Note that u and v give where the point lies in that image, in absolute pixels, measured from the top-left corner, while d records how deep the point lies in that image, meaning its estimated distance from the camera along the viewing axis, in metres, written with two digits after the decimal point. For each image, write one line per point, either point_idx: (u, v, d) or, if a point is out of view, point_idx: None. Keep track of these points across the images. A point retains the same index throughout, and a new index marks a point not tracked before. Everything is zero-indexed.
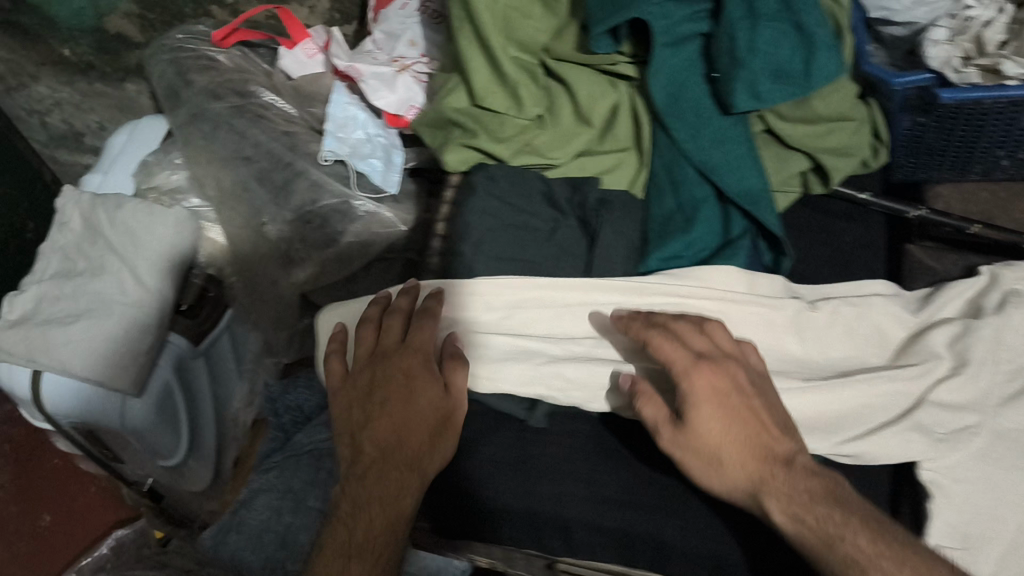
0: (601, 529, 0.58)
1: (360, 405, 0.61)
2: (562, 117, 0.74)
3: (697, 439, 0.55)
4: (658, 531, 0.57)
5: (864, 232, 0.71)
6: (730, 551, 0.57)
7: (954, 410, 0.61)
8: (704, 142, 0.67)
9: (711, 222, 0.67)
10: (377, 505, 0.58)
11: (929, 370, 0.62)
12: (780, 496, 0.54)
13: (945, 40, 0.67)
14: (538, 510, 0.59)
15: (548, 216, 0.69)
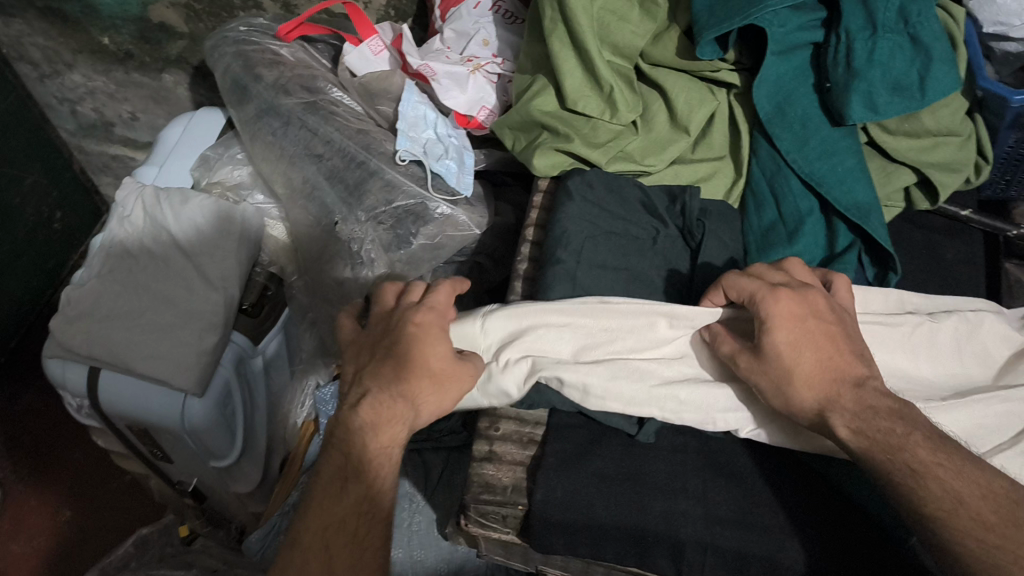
0: (715, 550, 0.54)
1: (366, 349, 0.60)
2: (657, 124, 0.73)
3: (771, 359, 0.53)
4: (776, 552, 0.54)
5: (966, 249, 0.69)
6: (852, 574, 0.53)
7: None
8: (811, 153, 0.66)
9: (814, 234, 0.66)
10: (370, 433, 0.56)
11: None
12: (847, 415, 0.51)
13: None
14: (648, 527, 0.55)
15: (647, 224, 0.68)
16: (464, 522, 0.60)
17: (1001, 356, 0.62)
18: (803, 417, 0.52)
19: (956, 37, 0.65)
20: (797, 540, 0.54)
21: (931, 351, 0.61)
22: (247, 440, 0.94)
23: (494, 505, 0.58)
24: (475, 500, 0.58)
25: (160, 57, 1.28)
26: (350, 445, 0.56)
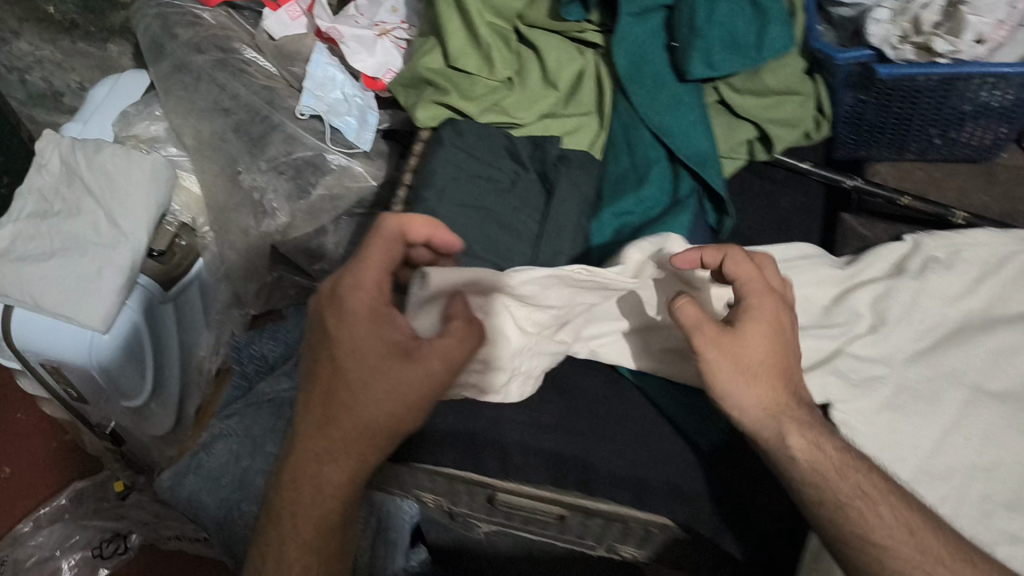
0: (535, 451, 0.61)
1: (324, 372, 0.58)
2: (530, 80, 0.78)
3: (745, 353, 0.57)
4: (587, 455, 0.61)
5: (801, 198, 0.77)
6: (652, 477, 0.60)
7: (867, 362, 0.66)
8: (658, 105, 0.72)
9: (661, 180, 0.72)
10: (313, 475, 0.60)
11: (848, 328, 0.67)
12: (803, 431, 0.57)
13: (887, 19, 0.68)
14: (475, 431, 0.62)
15: (509, 170, 0.73)
16: None
17: (814, 296, 0.70)
18: (757, 412, 0.57)
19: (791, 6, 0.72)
20: (638, 444, 0.61)
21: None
22: (158, 382, 0.99)
23: None
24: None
25: (104, 27, 1.32)
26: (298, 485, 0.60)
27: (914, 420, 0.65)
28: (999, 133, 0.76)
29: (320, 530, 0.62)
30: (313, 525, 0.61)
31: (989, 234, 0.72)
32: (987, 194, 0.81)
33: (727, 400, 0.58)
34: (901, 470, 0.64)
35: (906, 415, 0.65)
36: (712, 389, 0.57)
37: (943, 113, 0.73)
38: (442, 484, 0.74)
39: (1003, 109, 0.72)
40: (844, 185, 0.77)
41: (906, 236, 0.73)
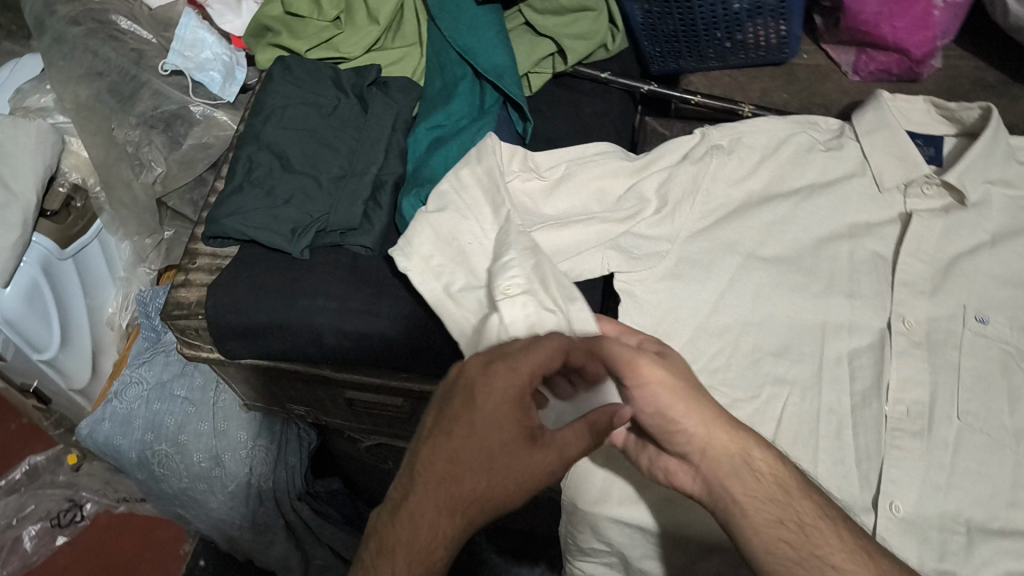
0: (344, 333, 0.69)
1: (464, 442, 0.53)
2: (355, 18, 0.86)
3: (677, 375, 0.60)
4: (388, 332, 0.69)
5: (602, 105, 0.85)
6: (447, 349, 0.70)
7: (649, 240, 0.73)
8: (462, 29, 0.80)
9: (467, 94, 0.79)
10: (417, 540, 0.53)
11: (635, 212, 0.74)
12: (765, 446, 0.58)
13: None
14: (291, 321, 0.70)
15: (332, 96, 0.80)
16: (178, 345, 0.78)
17: (608, 188, 0.75)
18: (722, 434, 0.58)
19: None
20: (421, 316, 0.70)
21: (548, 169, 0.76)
22: (66, 336, 1.05)
23: (183, 317, 0.73)
24: (169, 314, 0.74)
25: None
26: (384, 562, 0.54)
27: (689, 287, 0.73)
28: (781, 32, 0.84)
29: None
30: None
31: (770, 121, 0.79)
32: (786, 92, 0.89)
33: (676, 420, 0.58)
34: (680, 332, 0.71)
35: (683, 282, 0.73)
36: (664, 410, 0.58)
37: (719, 16, 0.81)
38: (303, 388, 0.84)
39: (771, 5, 0.80)
40: (642, 90, 0.86)
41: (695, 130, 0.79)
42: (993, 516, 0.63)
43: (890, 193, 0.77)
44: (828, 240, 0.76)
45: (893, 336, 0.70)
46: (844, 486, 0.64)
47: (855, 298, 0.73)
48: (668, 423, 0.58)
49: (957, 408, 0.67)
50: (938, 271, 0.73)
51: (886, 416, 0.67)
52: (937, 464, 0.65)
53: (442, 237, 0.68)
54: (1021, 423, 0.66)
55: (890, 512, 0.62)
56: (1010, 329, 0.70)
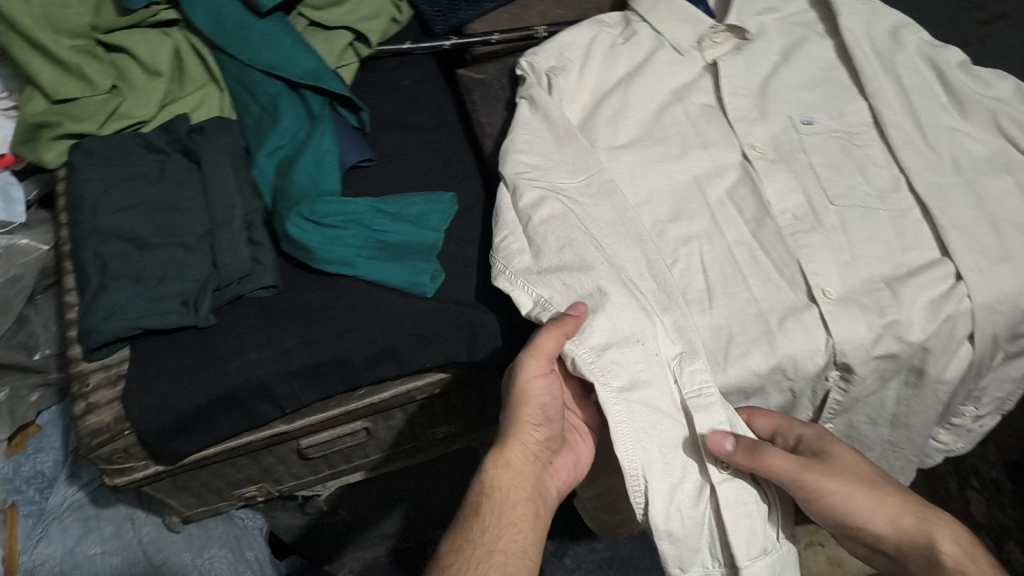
0: (291, 373, 0.66)
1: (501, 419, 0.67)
2: (133, 80, 0.80)
3: (850, 470, 0.63)
4: (334, 350, 0.67)
5: (418, 72, 0.88)
6: (397, 340, 0.68)
7: (543, 166, 0.76)
8: (256, 46, 0.78)
9: (292, 105, 0.79)
10: (489, 497, 0.63)
11: (533, 146, 0.77)
12: (950, 538, 0.62)
13: None
14: (233, 387, 0.65)
15: (153, 160, 0.76)
16: (109, 479, 0.70)
17: (518, 139, 0.78)
18: (905, 518, 0.63)
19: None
20: (374, 320, 0.68)
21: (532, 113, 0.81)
22: None
23: (106, 443, 0.66)
24: (87, 448, 0.66)
25: None
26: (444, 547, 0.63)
27: (595, 199, 0.74)
28: None
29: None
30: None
31: (572, 36, 0.86)
32: (559, 7, 0.96)
33: (864, 519, 0.63)
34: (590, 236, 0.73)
35: (589, 197, 0.74)
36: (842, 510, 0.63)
37: None
38: (251, 465, 0.79)
39: None
40: (445, 47, 0.89)
41: (522, 66, 0.85)
42: (898, 265, 0.72)
43: (690, 54, 0.86)
44: (664, 109, 0.83)
45: (753, 163, 0.79)
46: (781, 296, 0.71)
47: (710, 147, 0.81)
48: (852, 518, 0.63)
49: (829, 197, 0.77)
50: (758, 97, 0.83)
51: (781, 228, 0.75)
52: (839, 244, 0.73)
53: (619, 346, 0.64)
54: (878, 186, 0.77)
55: (825, 296, 0.70)
56: (832, 120, 0.82)
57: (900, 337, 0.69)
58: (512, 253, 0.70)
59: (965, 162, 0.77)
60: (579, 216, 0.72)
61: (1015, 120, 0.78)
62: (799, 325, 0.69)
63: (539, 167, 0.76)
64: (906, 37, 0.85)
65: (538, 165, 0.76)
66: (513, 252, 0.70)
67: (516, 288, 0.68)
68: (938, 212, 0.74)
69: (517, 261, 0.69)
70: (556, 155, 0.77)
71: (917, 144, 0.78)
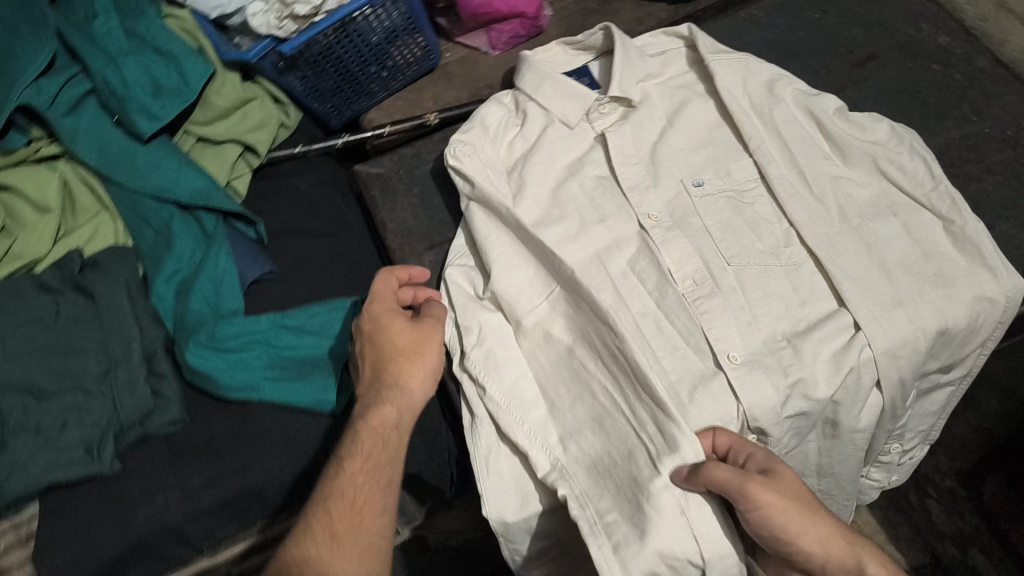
0: (203, 512, 0.65)
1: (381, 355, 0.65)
2: (24, 217, 0.79)
3: (795, 490, 0.60)
4: (245, 482, 0.66)
5: (313, 175, 0.87)
6: (309, 464, 0.67)
7: (517, 275, 0.75)
8: (142, 172, 0.78)
9: (185, 227, 0.79)
10: (395, 434, 0.61)
11: (507, 254, 0.76)
12: (876, 559, 0.61)
13: (261, 7, 0.78)
14: (144, 535, 0.64)
15: (47, 301, 0.74)
16: None
17: (493, 247, 0.76)
18: (836, 545, 0.60)
19: (181, 36, 0.82)
20: (283, 446, 0.68)
21: (484, 213, 0.79)
22: None
23: None
24: None
25: None
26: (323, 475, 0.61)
27: (564, 300, 0.73)
28: (420, 43, 0.92)
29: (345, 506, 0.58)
30: (317, 517, 0.58)
31: (472, 128, 0.86)
32: (452, 89, 0.99)
33: (799, 540, 0.60)
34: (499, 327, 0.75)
35: (563, 296, 0.73)
36: (789, 533, 0.59)
37: (365, 53, 0.88)
38: None
39: (400, 26, 0.88)
40: (338, 145, 0.90)
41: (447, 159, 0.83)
42: (797, 321, 0.74)
43: (580, 127, 0.88)
44: (560, 185, 0.85)
45: (649, 232, 0.80)
46: (689, 366, 0.72)
47: (607, 220, 0.82)
48: (789, 538, 0.59)
49: (725, 258, 0.78)
50: (649, 165, 0.85)
51: (682, 295, 0.76)
52: (739, 306, 0.75)
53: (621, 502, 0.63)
54: (771, 242, 0.79)
55: (730, 362, 0.71)
56: (721, 179, 0.84)
57: (808, 395, 0.70)
58: (529, 407, 0.70)
59: (852, 209, 0.79)
60: (570, 339, 0.72)
61: (894, 162, 0.81)
62: (709, 395, 0.70)
63: (524, 285, 0.75)
64: (783, 90, 0.87)
65: (520, 280, 0.75)
66: (526, 400, 0.71)
67: (533, 446, 0.68)
68: (829, 263, 0.76)
69: (533, 413, 0.70)
70: (525, 263, 0.76)
71: (804, 196, 0.81)
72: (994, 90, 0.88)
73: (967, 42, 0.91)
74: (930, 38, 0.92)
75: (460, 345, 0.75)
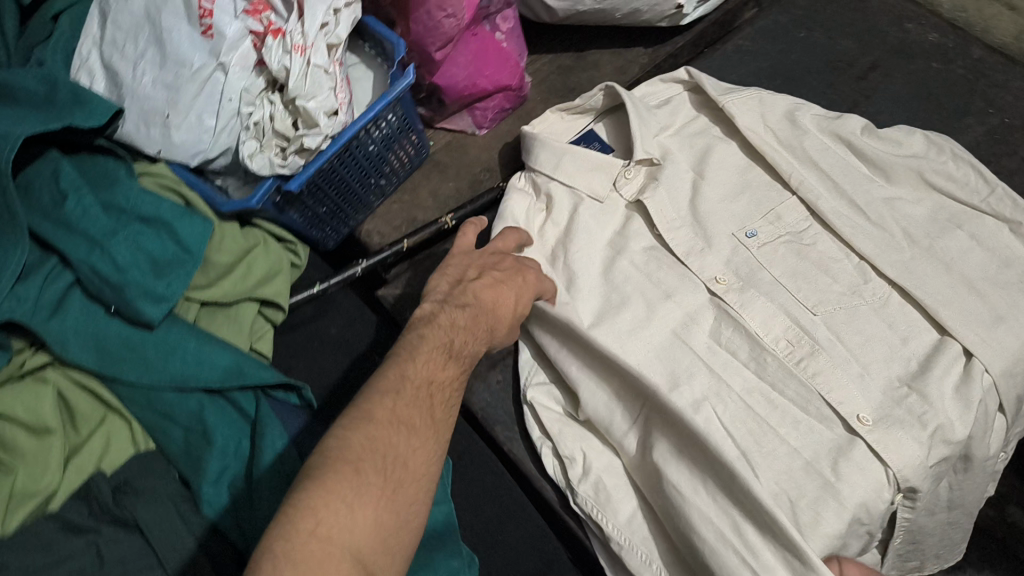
0: None
1: (501, 289, 0.68)
2: (19, 446, 0.64)
3: None
4: None
5: (341, 316, 0.81)
6: None
7: (602, 393, 0.71)
8: (157, 364, 0.66)
9: (221, 416, 0.68)
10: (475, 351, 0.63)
11: (585, 373, 0.73)
12: None
13: (258, 149, 0.69)
14: None
15: (82, 545, 0.61)
16: None
17: (569, 369, 0.73)
18: None
19: (162, 194, 0.71)
20: None
21: (547, 337, 0.76)
22: None
23: None
24: None
25: None
26: (420, 348, 0.60)
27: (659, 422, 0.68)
28: (413, 140, 0.84)
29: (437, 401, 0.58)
30: (417, 385, 0.57)
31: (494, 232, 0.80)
32: (448, 181, 0.91)
33: None
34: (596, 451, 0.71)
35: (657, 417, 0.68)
36: None
37: (365, 168, 0.79)
38: None
39: (396, 130, 0.79)
40: (357, 272, 0.80)
41: None
42: (907, 360, 0.71)
43: (609, 199, 0.82)
44: (610, 264, 0.78)
45: (723, 297, 0.75)
46: (819, 437, 0.68)
47: (673, 294, 0.76)
48: None
49: (810, 308, 0.74)
50: (694, 224, 0.79)
51: (784, 360, 0.71)
52: (845, 359, 0.71)
53: None
54: (848, 281, 0.76)
55: (863, 424, 0.67)
56: (772, 224, 0.79)
57: (948, 439, 0.67)
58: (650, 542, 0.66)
59: (914, 230, 0.77)
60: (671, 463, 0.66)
61: (941, 173, 0.79)
62: (855, 465, 0.66)
63: (609, 407, 0.71)
64: (804, 118, 0.84)
65: (609, 396, 0.71)
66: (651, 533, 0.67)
67: None
68: (916, 292, 0.73)
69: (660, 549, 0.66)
70: (609, 381, 0.72)
71: (863, 225, 0.77)
72: (1000, 78, 0.89)
73: (957, 36, 0.93)
74: (921, 36, 0.94)
75: (564, 479, 0.71)
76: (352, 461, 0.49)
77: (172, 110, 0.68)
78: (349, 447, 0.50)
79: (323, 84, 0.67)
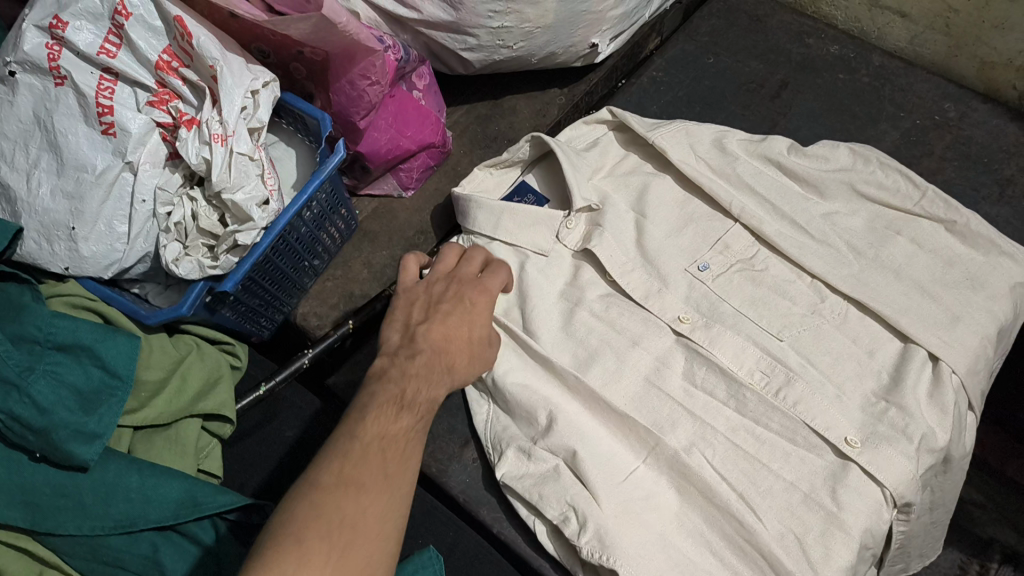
0: None
1: (453, 321, 0.64)
2: None
3: None
4: None
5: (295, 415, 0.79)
6: None
7: (612, 463, 0.68)
8: (95, 508, 0.61)
9: (178, 555, 0.62)
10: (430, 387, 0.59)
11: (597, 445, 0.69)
12: None
13: (181, 253, 0.65)
14: None
15: None
16: None
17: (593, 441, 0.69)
18: None
19: (76, 314, 0.66)
20: None
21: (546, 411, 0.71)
22: None
23: None
24: None
25: None
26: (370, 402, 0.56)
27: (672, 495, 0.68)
28: (342, 216, 0.80)
29: (394, 455, 0.53)
30: (369, 441, 0.53)
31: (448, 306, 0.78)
32: (381, 249, 0.86)
33: None
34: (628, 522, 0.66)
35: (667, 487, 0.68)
36: None
37: (299, 252, 0.74)
38: None
39: (328, 208, 0.74)
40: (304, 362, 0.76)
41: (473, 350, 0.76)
42: (878, 374, 0.71)
43: (555, 251, 0.79)
44: (569, 317, 0.76)
45: (690, 337, 0.73)
46: (811, 467, 0.67)
47: (640, 340, 0.74)
48: None
49: (775, 333, 0.73)
50: (646, 265, 0.78)
51: (763, 394, 0.70)
52: (820, 382, 0.70)
53: None
54: (806, 302, 0.75)
55: (852, 447, 0.67)
56: (722, 254, 0.78)
57: (934, 449, 0.67)
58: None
59: (858, 242, 0.78)
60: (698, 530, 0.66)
61: (871, 183, 0.80)
62: (853, 492, 0.65)
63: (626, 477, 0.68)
64: (731, 144, 0.85)
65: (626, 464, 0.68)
66: None
67: None
68: (875, 304, 0.73)
69: None
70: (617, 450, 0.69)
71: (809, 244, 0.77)
72: (903, 82, 0.93)
73: (855, 46, 0.97)
74: (822, 50, 0.97)
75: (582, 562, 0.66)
76: (292, 538, 0.46)
77: (77, 221, 0.63)
78: (292, 521, 0.47)
79: (251, 176, 0.65)
